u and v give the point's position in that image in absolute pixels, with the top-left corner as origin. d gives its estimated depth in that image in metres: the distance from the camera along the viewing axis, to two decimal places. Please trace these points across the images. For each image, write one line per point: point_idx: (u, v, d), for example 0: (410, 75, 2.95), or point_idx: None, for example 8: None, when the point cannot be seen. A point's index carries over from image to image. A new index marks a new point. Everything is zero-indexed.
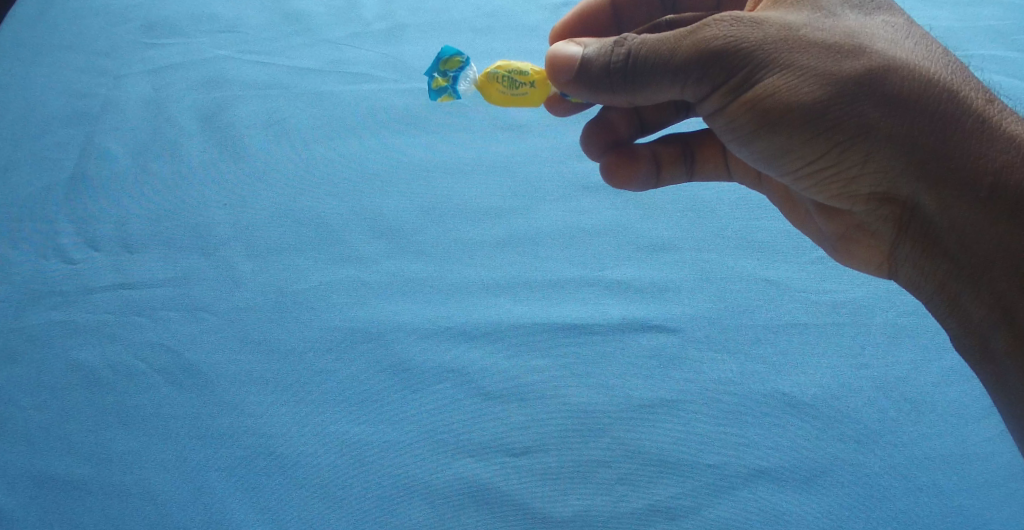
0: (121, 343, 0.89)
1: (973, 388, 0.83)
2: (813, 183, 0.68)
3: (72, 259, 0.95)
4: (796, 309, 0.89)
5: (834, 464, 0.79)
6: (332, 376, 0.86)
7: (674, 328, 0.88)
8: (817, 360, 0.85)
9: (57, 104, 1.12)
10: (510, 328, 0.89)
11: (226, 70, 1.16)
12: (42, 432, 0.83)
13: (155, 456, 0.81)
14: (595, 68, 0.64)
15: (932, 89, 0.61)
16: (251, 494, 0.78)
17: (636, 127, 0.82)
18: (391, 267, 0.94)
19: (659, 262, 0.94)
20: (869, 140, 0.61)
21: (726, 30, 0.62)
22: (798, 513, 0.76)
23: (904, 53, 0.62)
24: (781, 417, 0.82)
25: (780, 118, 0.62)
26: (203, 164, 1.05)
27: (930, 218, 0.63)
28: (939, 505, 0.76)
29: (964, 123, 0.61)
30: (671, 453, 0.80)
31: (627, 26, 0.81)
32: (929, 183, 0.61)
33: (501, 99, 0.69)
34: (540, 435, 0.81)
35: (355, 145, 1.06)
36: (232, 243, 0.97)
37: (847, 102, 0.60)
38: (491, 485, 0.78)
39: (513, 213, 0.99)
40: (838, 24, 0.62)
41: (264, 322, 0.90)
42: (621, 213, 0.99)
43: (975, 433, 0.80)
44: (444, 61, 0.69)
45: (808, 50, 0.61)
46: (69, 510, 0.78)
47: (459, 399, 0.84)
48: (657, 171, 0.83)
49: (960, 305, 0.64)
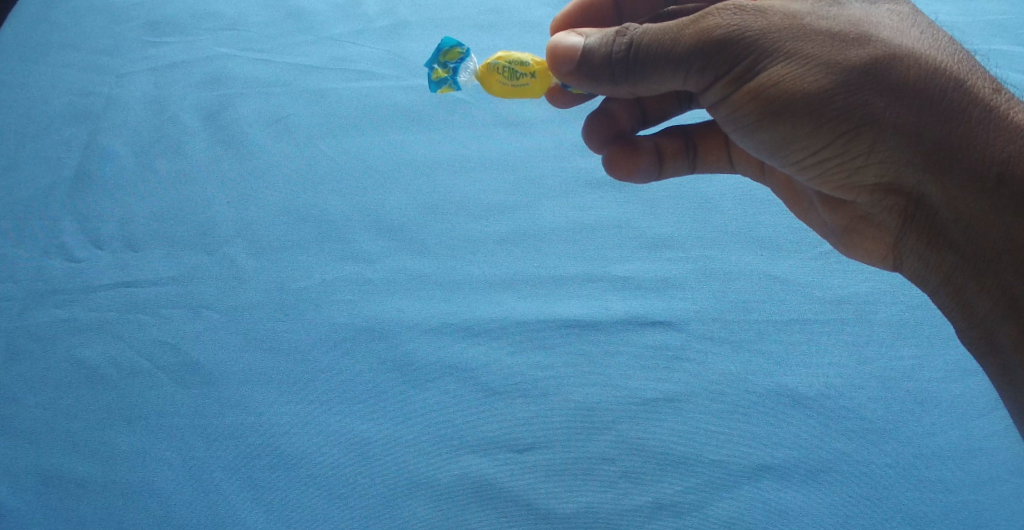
0: (123, 341, 0.89)
1: (979, 384, 0.82)
2: (817, 174, 0.67)
3: (75, 257, 0.95)
4: (800, 305, 0.89)
5: (840, 459, 0.78)
6: (335, 372, 0.86)
7: (679, 323, 0.88)
8: (823, 355, 0.85)
9: (61, 103, 1.12)
10: (513, 325, 0.88)
11: (229, 67, 1.17)
12: (47, 431, 0.83)
13: (160, 454, 0.81)
14: (597, 59, 0.64)
15: (938, 78, 0.60)
16: (254, 492, 0.78)
17: (637, 119, 0.82)
18: (393, 264, 0.94)
19: (662, 258, 0.93)
20: (875, 130, 0.61)
21: (729, 19, 0.61)
22: (804, 509, 0.75)
23: (911, 41, 0.61)
24: (787, 412, 0.81)
25: (783, 109, 0.62)
26: (206, 162, 1.05)
27: (936, 209, 0.62)
28: (945, 501, 0.75)
29: (971, 112, 0.60)
30: (675, 449, 0.79)
31: (628, 19, 0.80)
32: (934, 174, 0.61)
33: (502, 90, 0.69)
34: (543, 431, 0.81)
35: (357, 142, 1.06)
36: (235, 240, 0.96)
37: (853, 91, 0.60)
38: (495, 482, 0.78)
39: (516, 209, 0.99)
40: (843, 12, 0.62)
41: (266, 319, 0.90)
42: (623, 209, 0.98)
43: (981, 429, 0.79)
44: (444, 52, 0.69)
45: (813, 39, 0.60)
46: (73, 508, 0.78)
47: (462, 396, 0.83)
48: (659, 163, 0.82)
49: (966, 298, 0.64)
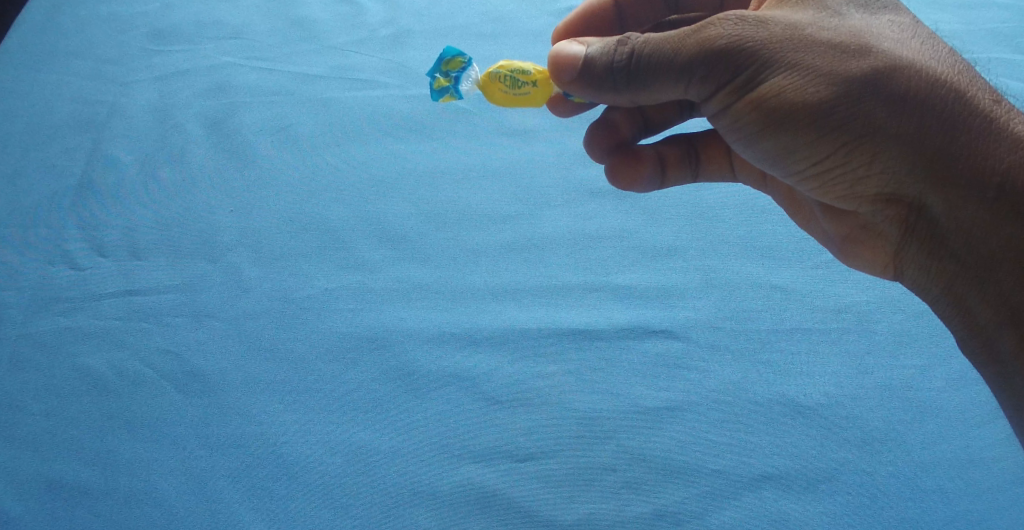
0: (127, 349, 0.89)
1: (979, 392, 0.82)
2: (819, 184, 0.67)
3: (79, 265, 0.96)
4: (802, 314, 0.89)
5: (842, 468, 0.78)
6: (336, 381, 0.86)
7: (679, 333, 0.88)
8: (824, 365, 0.85)
9: (66, 111, 1.13)
10: (514, 334, 0.88)
11: (233, 76, 1.17)
12: (51, 439, 0.83)
13: (163, 461, 0.81)
14: (599, 67, 0.64)
15: (938, 89, 0.60)
16: (255, 500, 0.78)
17: (639, 127, 0.82)
18: (396, 272, 0.94)
19: (663, 267, 0.94)
20: (876, 140, 0.61)
21: (730, 29, 0.62)
22: (806, 519, 0.75)
23: (911, 52, 0.62)
24: (789, 422, 0.81)
25: (785, 118, 0.62)
26: (209, 170, 1.05)
27: (937, 219, 0.62)
28: (947, 510, 0.75)
29: (971, 123, 0.60)
30: (676, 458, 0.79)
31: (631, 29, 0.80)
32: (934, 184, 0.61)
33: (504, 98, 0.70)
34: (545, 439, 0.81)
35: (359, 151, 1.07)
36: (238, 249, 0.97)
37: (854, 102, 0.60)
38: (496, 491, 0.78)
39: (518, 218, 0.99)
40: (844, 23, 0.62)
41: (268, 328, 0.90)
42: (624, 218, 0.99)
43: (981, 437, 0.79)
44: (447, 61, 0.70)
45: (814, 49, 0.61)
46: (76, 516, 0.78)
47: (464, 405, 0.84)
48: (662, 171, 0.82)
49: (968, 306, 0.63)
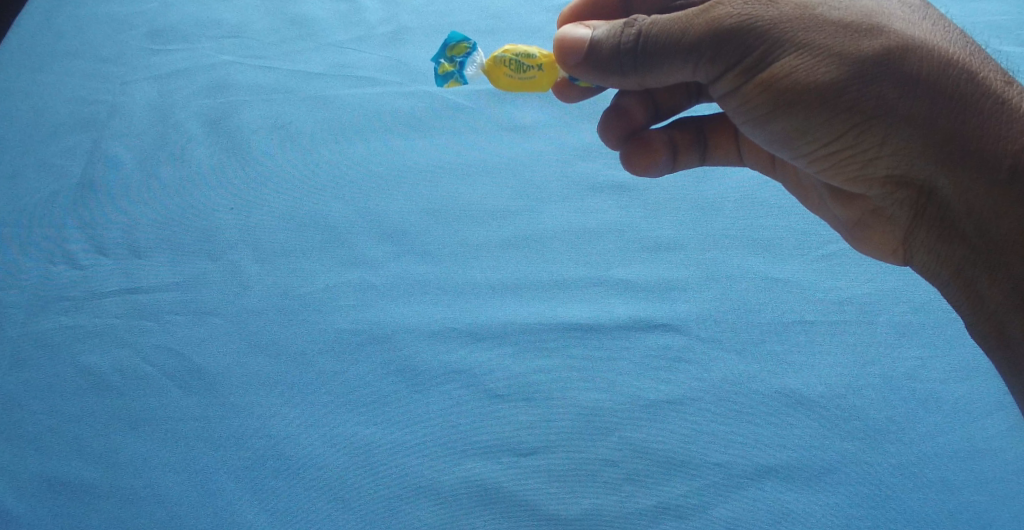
0: (128, 347, 0.89)
1: (982, 383, 0.82)
2: (829, 167, 0.68)
3: (80, 264, 0.96)
4: (803, 307, 0.88)
5: (845, 461, 0.77)
6: (336, 377, 0.86)
7: (680, 327, 0.87)
8: (827, 358, 0.84)
9: (65, 111, 1.13)
10: (514, 329, 0.88)
11: (233, 75, 1.17)
12: (54, 438, 0.83)
13: (166, 459, 0.81)
14: (604, 51, 0.65)
15: (950, 70, 0.60)
16: (257, 496, 0.78)
17: (650, 112, 0.82)
18: (395, 269, 0.94)
19: (664, 260, 0.93)
20: (886, 122, 0.61)
21: (739, 9, 0.62)
22: (810, 511, 0.75)
23: (924, 33, 0.61)
24: (792, 414, 0.81)
25: (793, 99, 0.62)
26: (210, 168, 1.05)
27: (947, 203, 0.62)
28: (948, 503, 0.75)
29: (982, 104, 0.60)
30: (679, 450, 0.79)
31: (635, 10, 0.80)
32: (945, 167, 0.60)
33: (509, 83, 0.71)
34: (547, 434, 0.80)
35: (360, 148, 1.06)
36: (239, 247, 0.97)
37: (864, 82, 0.60)
38: (499, 486, 0.78)
39: (516, 214, 0.99)
40: (856, 3, 0.62)
41: (268, 325, 0.90)
42: (625, 212, 0.98)
43: (983, 429, 0.79)
44: (451, 47, 0.72)
45: (824, 29, 0.60)
46: (79, 514, 0.78)
47: (465, 400, 0.83)
48: (673, 156, 0.83)
49: (977, 293, 0.63)
